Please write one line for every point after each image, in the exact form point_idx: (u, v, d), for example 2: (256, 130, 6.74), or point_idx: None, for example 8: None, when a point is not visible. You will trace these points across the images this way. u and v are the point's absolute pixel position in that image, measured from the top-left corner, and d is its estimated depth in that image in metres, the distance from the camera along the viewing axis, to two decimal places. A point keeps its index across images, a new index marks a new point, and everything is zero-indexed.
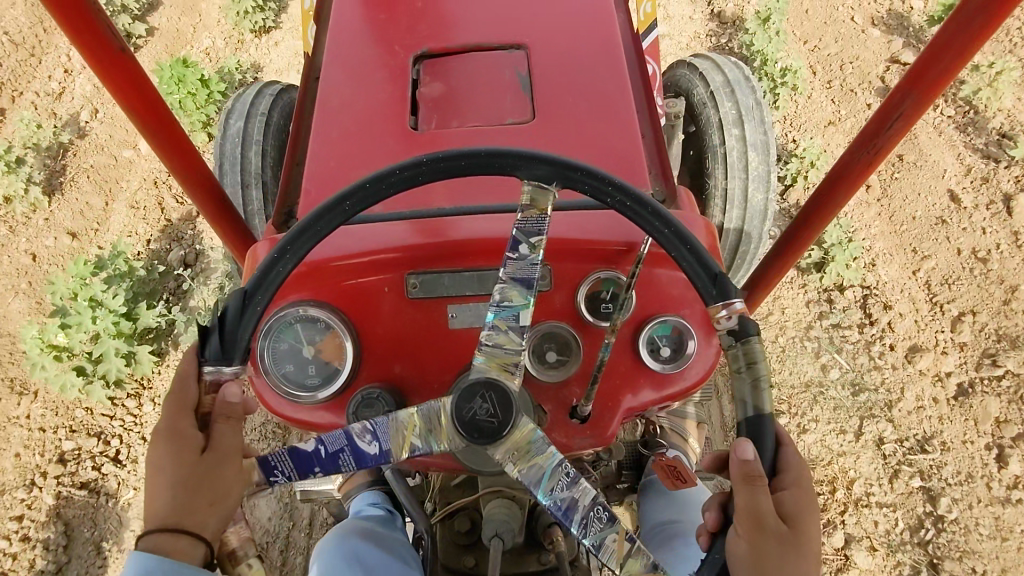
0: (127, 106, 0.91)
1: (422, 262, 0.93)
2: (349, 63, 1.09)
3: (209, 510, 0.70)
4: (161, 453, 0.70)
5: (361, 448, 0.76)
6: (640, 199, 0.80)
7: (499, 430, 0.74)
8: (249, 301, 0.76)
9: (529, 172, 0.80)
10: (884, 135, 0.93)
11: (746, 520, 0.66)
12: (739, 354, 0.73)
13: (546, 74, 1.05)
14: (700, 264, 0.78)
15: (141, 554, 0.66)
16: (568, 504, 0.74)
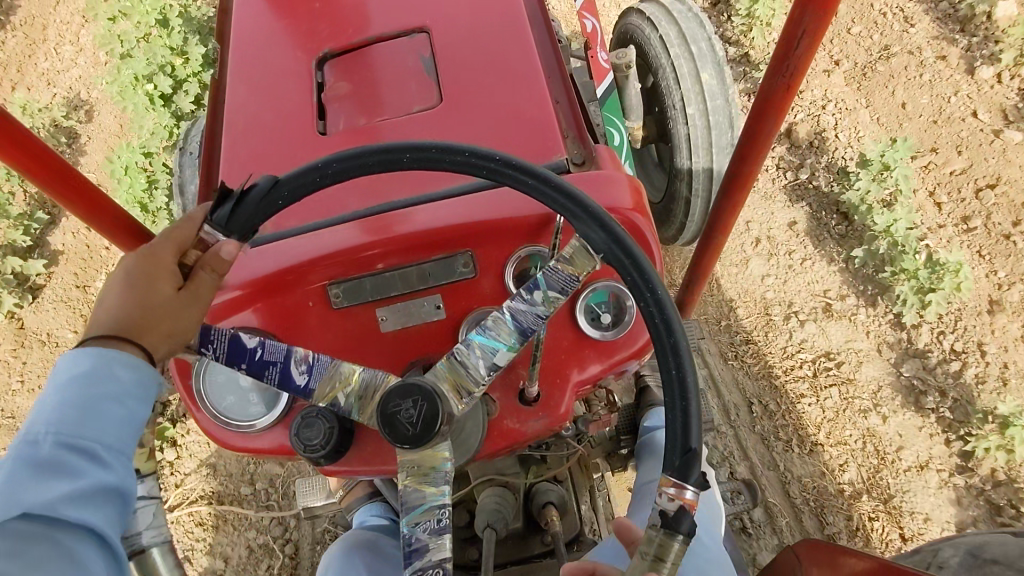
0: (18, 165, 0.93)
1: (343, 270, 0.91)
2: (262, 83, 1.15)
3: (168, 336, 0.70)
4: (135, 271, 0.70)
5: (292, 373, 0.78)
6: (670, 325, 0.69)
7: (412, 440, 0.72)
8: (270, 197, 0.76)
9: (584, 231, 0.73)
10: (793, 57, 0.92)
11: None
12: (654, 538, 0.62)
13: (447, 54, 1.09)
14: (682, 426, 0.67)
15: (100, 348, 0.64)
16: (417, 547, 0.73)
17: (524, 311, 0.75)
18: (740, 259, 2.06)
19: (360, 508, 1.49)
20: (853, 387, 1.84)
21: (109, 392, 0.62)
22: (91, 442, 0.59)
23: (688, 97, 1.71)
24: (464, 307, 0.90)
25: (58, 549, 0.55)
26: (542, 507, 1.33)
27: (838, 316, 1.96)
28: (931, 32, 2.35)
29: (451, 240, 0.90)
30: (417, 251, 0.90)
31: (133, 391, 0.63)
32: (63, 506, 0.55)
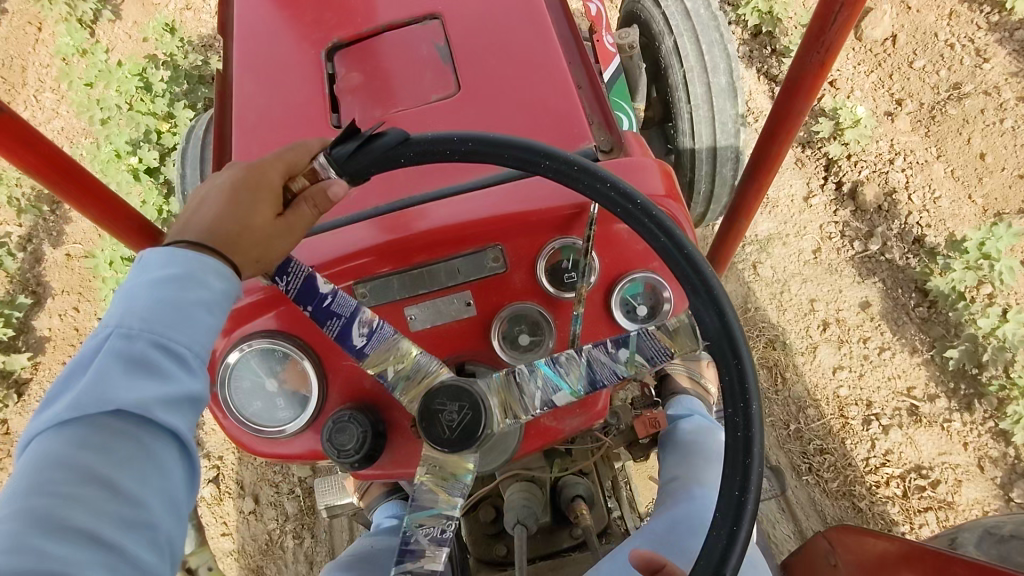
0: (28, 168, 0.90)
1: (370, 269, 0.87)
2: (270, 76, 1.11)
3: (253, 259, 0.72)
4: (245, 186, 0.73)
5: (351, 332, 0.77)
6: (749, 445, 0.66)
7: (443, 442, 0.69)
8: (394, 152, 0.73)
9: (698, 312, 0.68)
10: (829, 32, 0.89)
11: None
12: None
13: (462, 41, 1.05)
14: (726, 547, 0.64)
15: (188, 251, 0.68)
16: (416, 548, 0.71)
17: (599, 358, 0.74)
18: (808, 348, 1.93)
19: (380, 506, 1.46)
20: (956, 514, 1.71)
21: (193, 304, 0.64)
22: (176, 346, 0.62)
23: (690, 72, 1.67)
24: (494, 302, 0.87)
25: (144, 449, 0.58)
26: (570, 501, 1.31)
27: (929, 424, 1.83)
28: (1006, 69, 2.22)
29: (479, 233, 0.86)
30: (445, 246, 0.87)
31: (212, 305, 0.66)
32: (150, 408, 0.58)
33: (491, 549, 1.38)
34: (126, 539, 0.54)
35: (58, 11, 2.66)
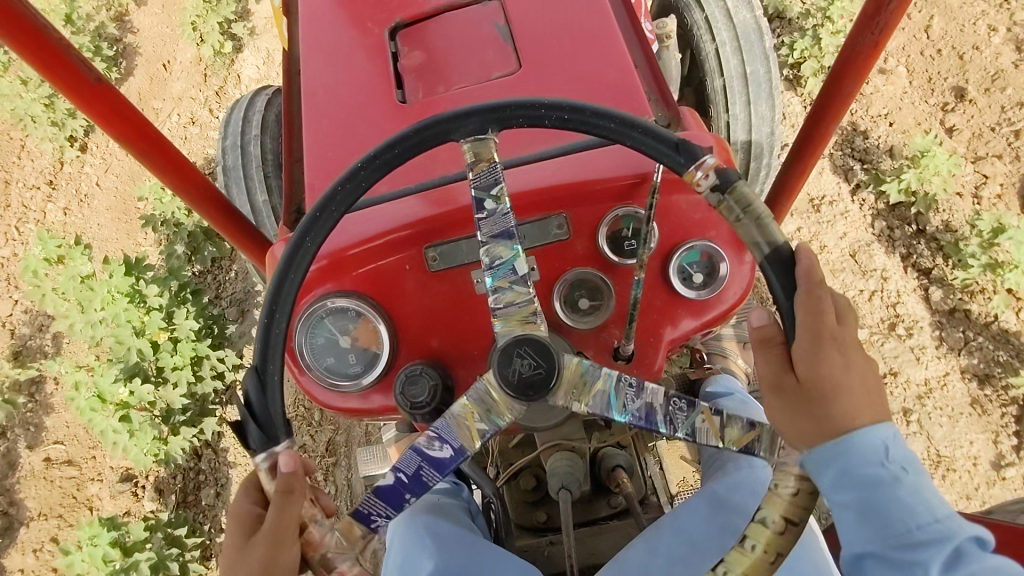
0: (119, 135, 0.97)
1: (437, 234, 0.94)
2: (335, 54, 1.16)
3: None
4: (240, 531, 0.68)
5: (435, 456, 0.76)
6: (577, 107, 0.74)
7: (547, 378, 0.73)
8: (267, 373, 0.70)
9: (464, 131, 0.76)
10: (884, 13, 0.94)
11: (836, 379, 0.62)
12: (731, 206, 0.66)
13: (522, 20, 1.09)
14: (657, 140, 0.72)
15: None
16: (646, 410, 0.76)
17: (485, 227, 0.78)
18: None
19: None
20: None
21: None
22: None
23: (722, 51, 1.70)
24: (558, 268, 0.91)
25: None
26: (610, 471, 1.36)
27: None
28: None
29: (544, 201, 0.91)
30: (512, 213, 0.92)
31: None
32: None
33: (533, 515, 1.43)
34: None
35: (40, 131, 2.59)
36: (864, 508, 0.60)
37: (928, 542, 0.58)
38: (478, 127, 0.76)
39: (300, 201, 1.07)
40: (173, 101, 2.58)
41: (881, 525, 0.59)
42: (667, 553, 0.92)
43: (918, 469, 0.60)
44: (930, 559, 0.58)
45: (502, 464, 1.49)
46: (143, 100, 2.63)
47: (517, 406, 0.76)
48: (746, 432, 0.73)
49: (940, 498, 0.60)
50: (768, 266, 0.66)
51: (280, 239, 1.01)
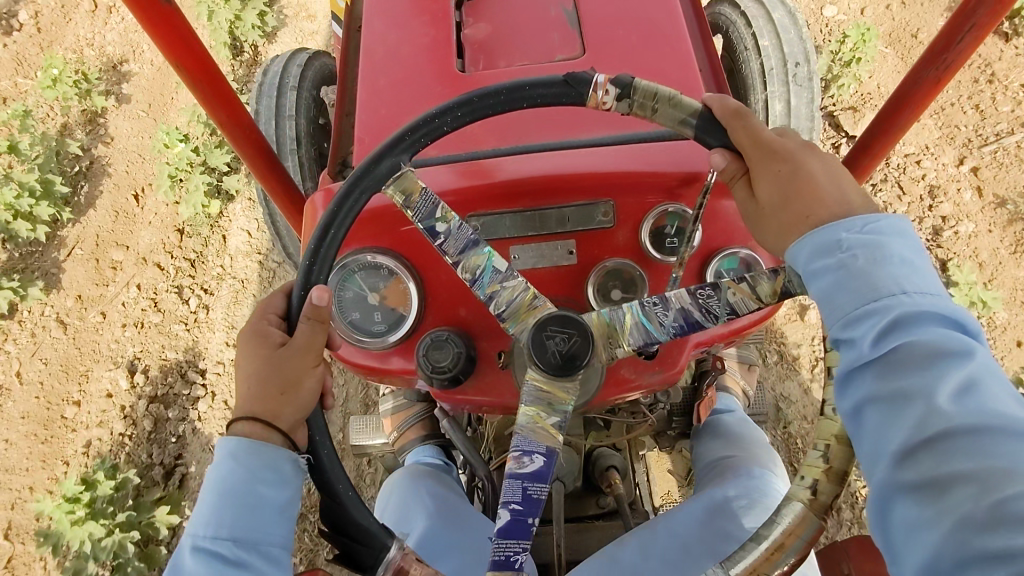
0: (178, 64, 0.96)
1: (481, 204, 0.93)
2: (397, 15, 1.15)
3: (282, 402, 0.74)
4: (246, 352, 0.77)
5: (531, 469, 0.73)
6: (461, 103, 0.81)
7: (584, 341, 0.75)
8: (334, 496, 0.75)
9: (382, 176, 0.82)
10: (952, 52, 0.94)
11: (788, 167, 0.71)
12: (641, 103, 0.75)
13: (590, 7, 1.10)
14: (544, 87, 0.78)
15: (231, 439, 0.72)
16: (683, 318, 0.77)
17: (450, 249, 0.81)
18: None
19: (413, 449, 1.52)
20: None
21: (249, 488, 0.70)
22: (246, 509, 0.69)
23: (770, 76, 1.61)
24: (596, 255, 0.91)
25: (261, 514, 0.70)
26: (603, 471, 1.35)
27: None
28: None
29: (594, 187, 0.92)
30: (559, 194, 0.92)
31: (271, 485, 0.71)
32: (259, 493, 0.70)
33: None
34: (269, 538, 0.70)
35: None
36: (831, 278, 0.61)
37: (894, 309, 0.56)
38: (389, 167, 0.81)
39: (347, 154, 1.07)
40: (139, 255, 2.31)
41: (844, 294, 0.59)
42: (660, 553, 0.94)
43: (910, 263, 0.59)
44: (898, 329, 0.56)
45: (496, 448, 1.44)
46: (101, 246, 2.38)
47: (571, 380, 0.75)
48: (772, 280, 0.75)
49: (932, 291, 0.57)
50: (694, 113, 0.75)
51: (320, 190, 1.01)
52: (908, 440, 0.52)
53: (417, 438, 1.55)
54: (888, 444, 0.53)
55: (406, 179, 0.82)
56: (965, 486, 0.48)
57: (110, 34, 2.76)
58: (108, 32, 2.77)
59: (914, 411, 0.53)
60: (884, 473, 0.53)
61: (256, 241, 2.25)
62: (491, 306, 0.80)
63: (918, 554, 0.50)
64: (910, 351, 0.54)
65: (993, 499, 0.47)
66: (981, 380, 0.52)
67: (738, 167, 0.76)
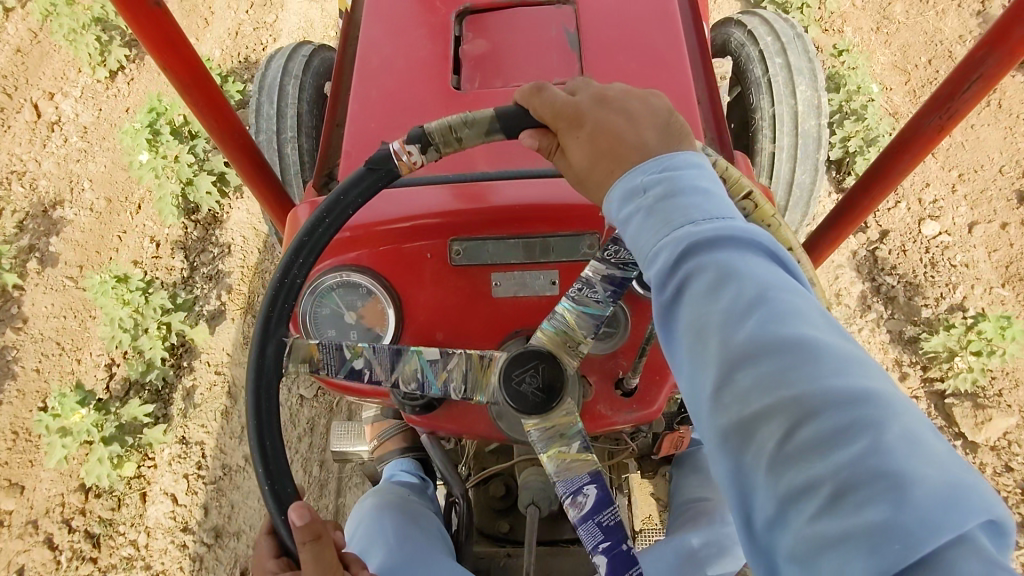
0: (164, 64, 0.95)
1: (465, 228, 0.92)
2: (395, 26, 1.13)
3: None
4: None
5: (594, 506, 0.73)
6: (300, 247, 0.77)
7: (549, 362, 0.75)
8: None
9: (274, 349, 0.76)
10: (958, 100, 0.92)
11: (586, 129, 0.68)
12: (450, 145, 0.75)
13: (591, 30, 1.08)
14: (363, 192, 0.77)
15: None
16: (614, 285, 0.77)
17: (380, 375, 0.80)
18: None
19: (391, 462, 1.51)
20: None
21: None
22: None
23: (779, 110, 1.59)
24: None
25: None
26: None
27: None
28: None
29: (580, 218, 0.90)
30: (544, 223, 0.90)
31: None
32: None
33: (495, 524, 1.41)
34: None
35: None
36: (637, 218, 0.60)
37: (681, 237, 0.55)
38: (276, 348, 0.76)
39: (335, 166, 1.06)
40: (32, 517, 1.93)
41: (647, 230, 0.58)
42: None
43: (704, 191, 0.58)
44: (691, 258, 0.54)
45: (474, 466, 1.46)
46: None
47: (564, 403, 0.75)
48: None
49: (724, 215, 0.56)
50: (493, 118, 0.73)
51: (304, 202, 0.99)
52: (714, 377, 0.50)
53: (397, 449, 1.53)
54: (702, 387, 0.51)
55: (298, 350, 0.78)
56: (768, 421, 0.46)
57: (46, 161, 2.44)
58: (45, 158, 2.45)
59: (712, 349, 0.51)
60: (705, 420, 0.51)
61: (183, 511, 1.85)
62: (454, 393, 0.81)
63: (745, 509, 0.47)
64: (701, 276, 0.53)
65: (791, 429, 0.45)
66: (768, 300, 0.50)
67: (550, 142, 0.72)
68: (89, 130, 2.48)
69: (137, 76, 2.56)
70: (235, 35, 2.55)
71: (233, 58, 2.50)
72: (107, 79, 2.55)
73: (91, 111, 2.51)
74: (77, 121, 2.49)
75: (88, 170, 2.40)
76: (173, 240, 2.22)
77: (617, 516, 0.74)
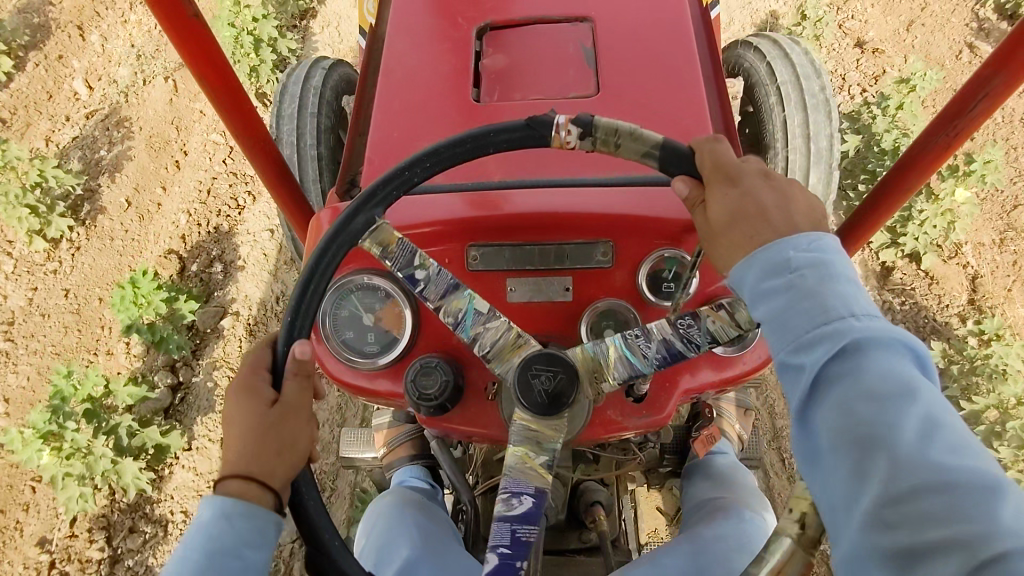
0: (200, 75, 0.99)
1: (482, 234, 0.94)
2: (419, 39, 1.17)
3: (277, 462, 0.70)
4: (236, 407, 0.72)
5: (521, 514, 0.75)
6: (432, 152, 0.81)
7: (568, 381, 0.75)
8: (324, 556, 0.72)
9: (364, 220, 0.81)
10: (965, 117, 0.94)
11: (741, 190, 0.69)
12: (607, 136, 0.74)
13: (609, 47, 1.11)
14: (509, 134, 0.78)
15: (219, 499, 0.66)
16: (664, 350, 0.80)
17: (431, 294, 0.82)
18: None
19: (400, 468, 1.52)
20: None
21: (232, 551, 0.65)
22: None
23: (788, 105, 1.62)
24: (595, 294, 0.92)
25: None
26: (588, 506, 1.33)
27: None
28: None
29: (595, 227, 0.92)
30: (559, 231, 0.93)
31: (246, 547, 0.66)
32: None
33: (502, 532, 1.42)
34: None
35: None
36: (786, 304, 0.60)
37: (845, 337, 0.55)
38: (364, 220, 0.81)
39: (357, 172, 1.09)
40: None
41: (801, 319, 0.58)
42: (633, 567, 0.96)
43: (863, 297, 0.59)
44: (853, 366, 0.54)
45: (483, 474, 1.46)
46: None
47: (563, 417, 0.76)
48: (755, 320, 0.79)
49: (886, 324, 0.56)
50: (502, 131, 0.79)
51: (327, 207, 1.02)
52: (880, 492, 0.50)
53: (405, 456, 1.54)
54: (861, 499, 0.51)
55: (383, 232, 0.81)
56: (941, 557, 0.46)
57: None
58: None
59: (878, 464, 0.51)
60: (861, 533, 0.51)
61: None
62: (478, 349, 0.80)
63: None
64: (868, 385, 0.53)
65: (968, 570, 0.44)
66: (938, 428, 0.50)
67: (700, 193, 0.73)
68: (17, 319, 2.22)
69: (84, 244, 2.33)
70: (206, 196, 2.34)
71: (200, 227, 2.29)
72: (49, 249, 2.31)
73: (22, 292, 2.26)
74: (4, 304, 2.24)
75: (6, 384, 2.13)
76: (93, 516, 1.93)
77: (533, 537, 0.74)
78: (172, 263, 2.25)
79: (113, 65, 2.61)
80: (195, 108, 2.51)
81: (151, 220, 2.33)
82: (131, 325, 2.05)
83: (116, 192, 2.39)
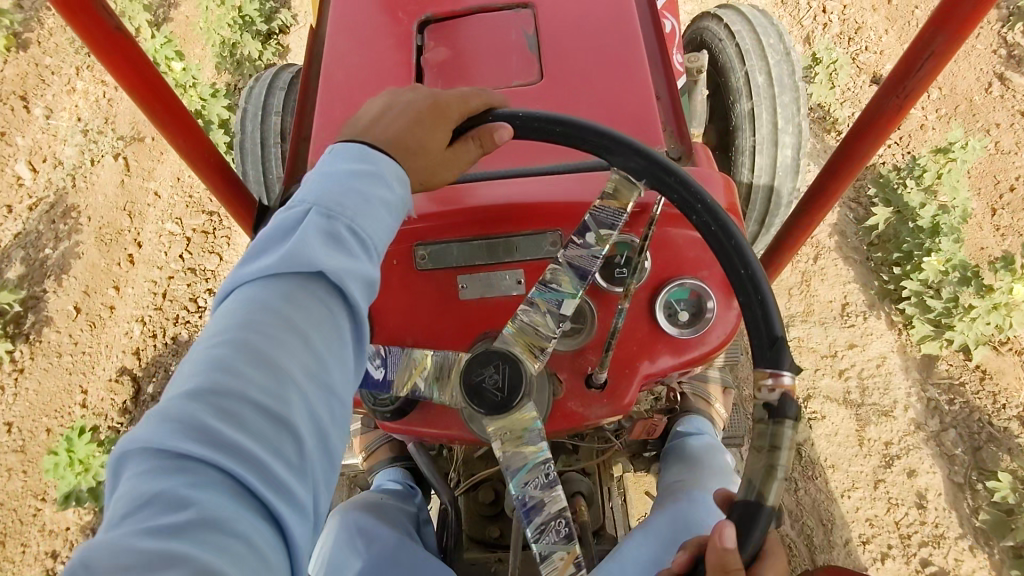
0: (129, 87, 0.96)
1: (428, 233, 0.92)
2: (360, 37, 1.15)
3: (407, 160, 0.73)
4: (420, 100, 0.76)
5: (369, 371, 0.84)
6: (725, 226, 0.70)
7: (504, 402, 0.75)
8: None
9: (621, 163, 0.76)
10: (913, 78, 0.93)
11: None
12: (766, 432, 0.62)
13: (552, 33, 1.09)
14: (765, 317, 0.65)
15: (357, 145, 0.70)
16: (534, 504, 0.75)
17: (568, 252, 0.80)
18: None
19: (381, 470, 1.49)
20: None
21: (377, 201, 0.67)
22: (359, 230, 0.64)
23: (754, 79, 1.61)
24: None
25: (326, 312, 0.60)
26: (569, 497, 1.29)
27: None
28: None
29: (543, 218, 0.91)
30: (507, 224, 0.91)
31: (385, 192, 0.69)
32: (330, 271, 0.60)
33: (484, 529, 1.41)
34: (351, 282, 0.62)
35: None
36: None
37: None
38: (632, 167, 0.75)
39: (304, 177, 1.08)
40: None
41: None
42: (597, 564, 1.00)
43: None
44: None
45: (464, 472, 1.44)
46: None
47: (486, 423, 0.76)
48: None
49: None
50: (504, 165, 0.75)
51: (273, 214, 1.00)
52: None
53: (386, 458, 1.52)
54: None
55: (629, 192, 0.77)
56: None
57: None
58: None
59: None
60: None
61: None
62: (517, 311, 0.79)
63: None
64: None
65: None
66: None
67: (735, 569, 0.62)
68: None
69: (29, 365, 2.25)
70: (163, 300, 2.23)
71: (155, 341, 2.18)
72: None
73: None
74: None
75: None
76: None
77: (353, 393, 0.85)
78: (126, 386, 2.14)
79: (59, 143, 2.56)
80: (148, 188, 2.43)
81: (104, 327, 2.25)
82: (70, 493, 1.99)
83: (63, 300, 2.31)
